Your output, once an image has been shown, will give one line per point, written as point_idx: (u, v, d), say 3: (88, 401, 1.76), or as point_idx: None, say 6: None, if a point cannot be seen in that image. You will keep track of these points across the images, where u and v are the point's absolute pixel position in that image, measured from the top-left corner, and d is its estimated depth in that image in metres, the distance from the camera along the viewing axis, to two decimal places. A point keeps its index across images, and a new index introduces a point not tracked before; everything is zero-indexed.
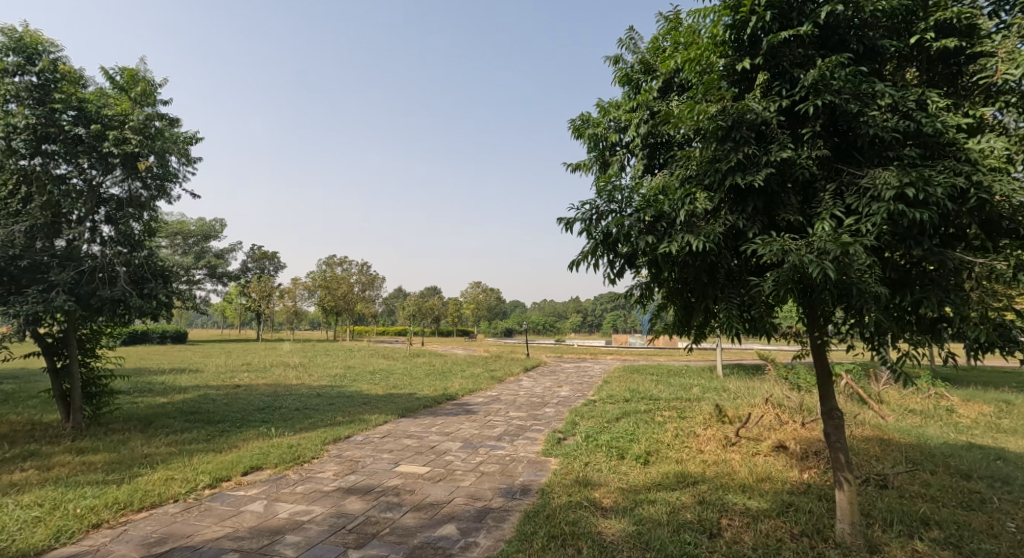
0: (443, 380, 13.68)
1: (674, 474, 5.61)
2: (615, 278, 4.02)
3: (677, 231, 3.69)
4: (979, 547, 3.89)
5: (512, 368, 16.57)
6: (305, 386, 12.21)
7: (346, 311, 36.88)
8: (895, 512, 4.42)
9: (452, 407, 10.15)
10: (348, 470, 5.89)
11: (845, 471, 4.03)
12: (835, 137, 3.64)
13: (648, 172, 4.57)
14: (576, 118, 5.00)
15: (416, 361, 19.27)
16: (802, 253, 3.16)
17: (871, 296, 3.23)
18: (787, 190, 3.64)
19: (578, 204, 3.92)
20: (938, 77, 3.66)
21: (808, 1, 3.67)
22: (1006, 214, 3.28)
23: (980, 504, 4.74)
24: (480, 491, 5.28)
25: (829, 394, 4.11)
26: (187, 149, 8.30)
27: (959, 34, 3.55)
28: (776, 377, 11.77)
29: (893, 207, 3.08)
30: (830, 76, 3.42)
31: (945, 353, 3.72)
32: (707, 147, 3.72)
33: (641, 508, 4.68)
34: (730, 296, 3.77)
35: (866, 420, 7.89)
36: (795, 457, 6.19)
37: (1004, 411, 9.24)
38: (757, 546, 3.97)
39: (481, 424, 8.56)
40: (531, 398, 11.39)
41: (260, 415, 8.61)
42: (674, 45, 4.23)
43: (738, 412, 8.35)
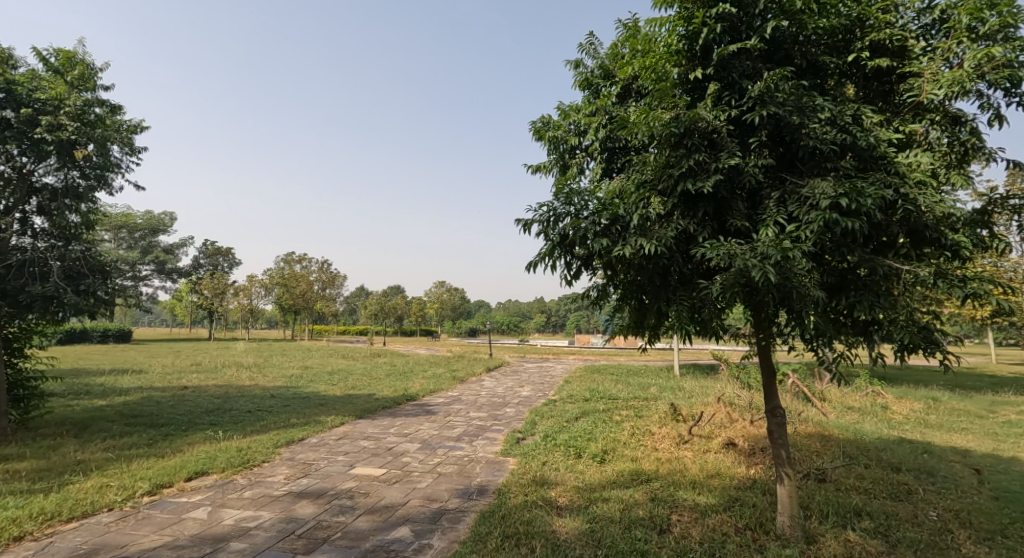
0: (404, 380, 13.51)
1: (629, 471, 5.74)
2: (572, 279, 4.08)
3: (631, 234, 3.77)
4: (904, 536, 4.16)
5: (474, 369, 16.52)
6: (258, 387, 11.81)
7: (304, 309, 35.88)
8: (831, 504, 4.67)
9: (412, 408, 10.05)
10: (300, 474, 5.73)
11: (786, 467, 4.22)
12: (779, 147, 3.81)
13: (607, 175, 4.67)
14: (537, 120, 5.07)
15: (377, 361, 18.96)
16: (747, 257, 3.29)
17: (810, 299, 3.40)
18: (735, 197, 3.79)
19: (536, 205, 3.96)
20: (873, 94, 3.90)
21: (756, 16, 3.85)
22: (930, 224, 3.50)
23: (907, 494, 5.07)
24: (436, 493, 5.24)
25: (772, 393, 4.30)
26: (131, 138, 7.88)
27: (892, 54, 3.79)
28: (728, 377, 12.20)
29: (828, 216, 3.25)
30: (774, 88, 3.58)
31: (877, 354, 3.97)
32: (660, 153, 3.82)
33: (595, 506, 4.77)
34: (681, 299, 3.88)
35: (809, 418, 8.29)
36: (743, 453, 6.44)
37: (933, 408, 9.89)
38: (703, 540, 4.11)
39: (441, 424, 8.50)
40: (492, 398, 11.38)
41: (208, 417, 8.28)
42: (632, 52, 4.31)
43: (692, 411, 8.62)
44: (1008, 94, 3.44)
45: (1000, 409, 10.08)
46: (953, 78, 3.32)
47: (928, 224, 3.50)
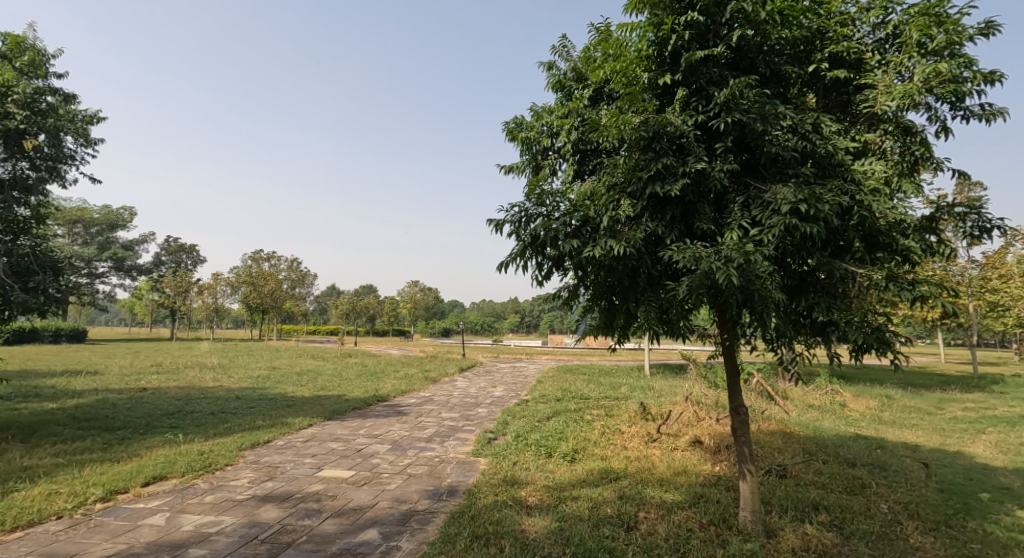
0: (374, 381, 13.34)
1: (598, 470, 5.81)
2: (543, 280, 4.11)
3: (601, 236, 3.82)
4: (857, 528, 4.33)
5: (446, 369, 16.42)
6: (223, 389, 11.47)
7: (273, 309, 35.04)
8: (790, 499, 4.83)
9: (383, 408, 9.94)
10: (265, 477, 5.60)
11: (748, 464, 4.34)
12: (744, 153, 3.92)
13: (578, 177, 4.71)
14: (510, 121, 5.09)
15: (347, 361, 18.68)
16: (711, 260, 3.39)
17: (772, 301, 3.51)
18: (702, 201, 3.88)
19: (508, 205, 3.98)
20: (832, 103, 4.06)
21: (722, 24, 3.95)
22: (883, 229, 3.66)
23: (861, 488, 5.29)
24: (405, 494, 5.19)
25: (736, 391, 4.42)
26: (86, 130, 7.57)
27: (849, 66, 3.94)
28: (696, 376, 12.46)
29: (789, 220, 3.36)
30: (739, 96, 3.68)
31: (834, 354, 4.13)
32: (630, 156, 3.89)
33: (564, 504, 4.81)
34: (650, 300, 3.95)
35: (772, 416, 8.54)
36: (709, 451, 6.59)
37: (887, 406, 10.32)
38: (669, 536, 4.19)
39: (412, 425, 8.43)
40: (465, 398, 11.34)
41: (168, 420, 7.99)
42: (603, 56, 4.36)
43: (661, 409, 8.79)
44: (954, 107, 3.63)
45: (949, 407, 10.59)
46: (904, 91, 3.48)
47: (881, 230, 3.66)
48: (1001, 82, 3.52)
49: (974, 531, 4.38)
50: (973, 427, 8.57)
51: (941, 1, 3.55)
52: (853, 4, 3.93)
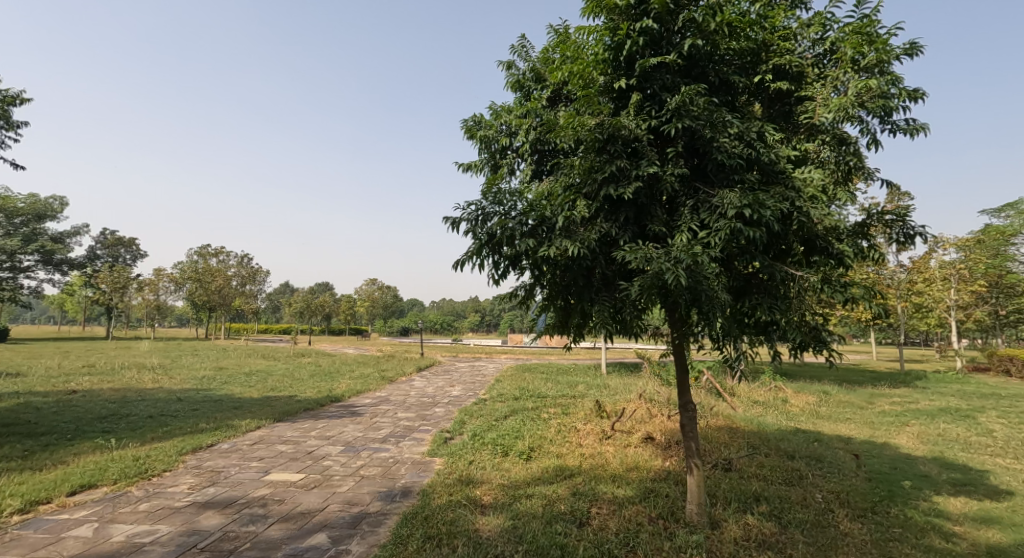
0: (328, 381, 12.99)
1: (553, 467, 5.88)
2: (499, 279, 4.12)
3: (557, 236, 3.86)
4: (794, 517, 4.57)
5: (403, 368, 16.18)
6: (163, 390, 10.88)
7: (220, 306, 33.50)
8: (734, 491, 5.03)
9: (336, 409, 9.70)
10: (206, 482, 5.35)
11: (695, 458, 4.50)
12: (694, 158, 4.05)
13: (536, 177, 4.75)
14: (469, 119, 5.07)
15: (299, 361, 18.12)
16: (662, 261, 3.48)
17: (718, 302, 3.64)
18: (654, 204, 3.99)
19: (464, 203, 3.97)
20: (776, 114, 4.26)
21: (675, 32, 4.07)
22: (820, 234, 3.87)
23: (799, 479, 5.58)
24: (358, 496, 5.09)
25: (685, 389, 4.57)
26: (7, 111, 7.00)
27: (791, 79, 4.15)
28: (650, 374, 12.80)
29: (733, 224, 3.50)
30: (690, 103, 3.80)
31: (775, 352, 4.34)
32: (585, 157, 3.95)
33: (519, 502, 4.84)
34: (604, 301, 4.02)
35: (720, 412, 8.89)
36: (660, 447, 6.79)
37: (824, 401, 10.91)
38: (620, 531, 4.29)
39: (366, 426, 8.27)
40: (422, 398, 11.21)
41: (100, 425, 7.51)
42: (561, 58, 4.41)
43: (615, 407, 8.97)
44: (883, 121, 3.87)
45: (878, 401, 11.35)
46: (839, 104, 3.69)
47: (818, 235, 3.88)
48: (923, 99, 3.78)
49: (896, 516, 4.70)
50: (899, 419, 9.21)
51: (871, 21, 3.79)
52: (794, 20, 4.13)
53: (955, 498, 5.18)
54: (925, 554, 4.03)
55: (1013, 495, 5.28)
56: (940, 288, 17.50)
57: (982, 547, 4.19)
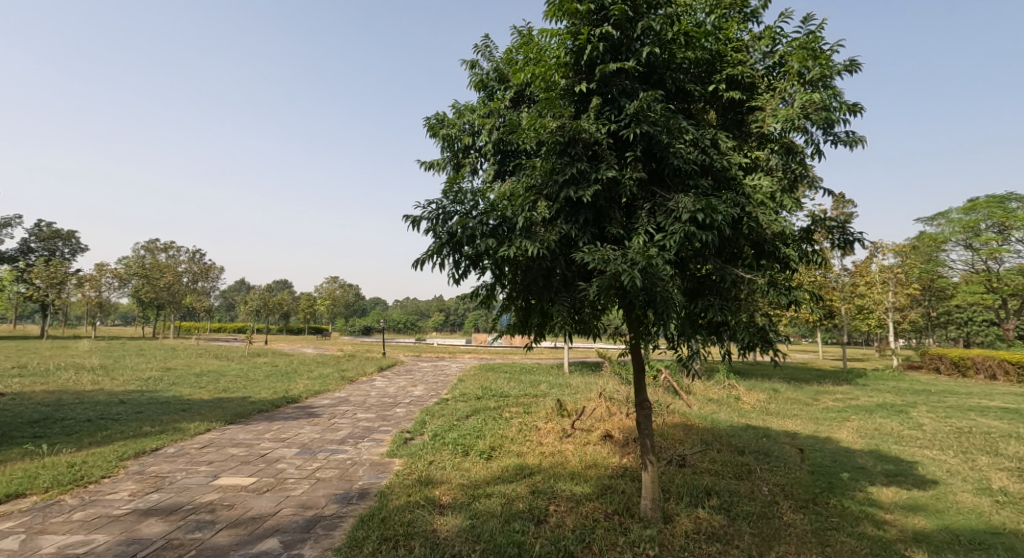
0: (284, 382, 12.63)
1: (513, 466, 5.92)
2: (459, 278, 4.11)
3: (517, 236, 3.89)
4: (742, 510, 4.76)
5: (364, 368, 15.89)
6: (104, 392, 10.29)
7: (168, 304, 31.95)
8: (686, 486, 5.19)
9: (293, 410, 9.45)
10: (149, 489, 5.11)
11: (650, 455, 4.62)
12: (652, 163, 4.16)
13: (499, 177, 4.78)
14: (432, 117, 5.04)
15: (254, 361, 17.53)
16: (619, 263, 3.55)
17: (672, 302, 3.75)
18: (612, 207, 4.08)
19: (425, 201, 3.95)
20: (729, 122, 4.42)
21: (634, 39, 4.17)
22: (769, 238, 4.04)
23: (748, 473, 5.82)
24: (312, 499, 4.98)
25: (642, 387, 4.69)
26: None
27: (742, 89, 4.31)
28: (610, 373, 13.03)
29: (687, 228, 3.62)
30: (647, 109, 3.89)
31: (725, 352, 4.51)
32: (546, 159, 4.00)
33: (477, 502, 4.84)
34: (564, 301, 4.08)
35: (676, 409, 9.14)
36: (618, 444, 6.93)
37: (774, 398, 11.39)
38: (576, 527, 4.36)
39: (324, 427, 8.09)
40: (382, 398, 11.03)
41: (32, 429, 7.06)
42: (524, 59, 4.45)
43: (576, 406, 9.10)
44: (826, 133, 4.09)
45: (822, 398, 11.94)
46: (786, 115, 3.87)
47: (767, 239, 4.06)
48: (862, 113, 4.01)
49: (835, 506, 4.97)
50: (840, 415, 9.72)
51: (816, 38, 4.00)
52: (747, 33, 4.30)
53: (888, 488, 5.51)
54: (859, 541, 4.28)
55: (938, 484, 5.66)
56: (879, 291, 18.57)
57: (909, 532, 4.48)
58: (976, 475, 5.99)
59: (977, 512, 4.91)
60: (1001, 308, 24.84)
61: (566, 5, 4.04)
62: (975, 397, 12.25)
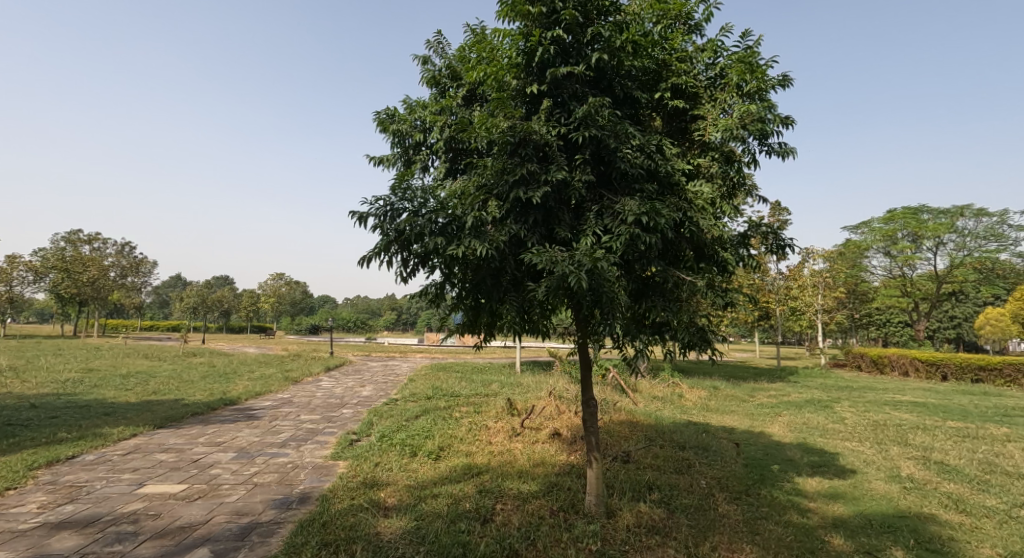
0: (222, 383, 12.04)
1: (461, 466, 5.89)
2: (407, 277, 4.05)
3: (466, 235, 3.86)
4: (680, 502, 4.95)
5: (309, 368, 15.35)
6: (14, 396, 9.43)
7: (92, 299, 29.64)
8: (629, 481, 5.35)
9: (231, 413, 9.01)
10: (63, 500, 4.74)
11: (595, 452, 4.71)
12: (600, 166, 4.24)
13: (450, 175, 4.74)
14: (382, 112, 4.95)
15: (189, 361, 16.56)
16: (566, 264, 3.61)
17: (617, 303, 3.84)
18: (561, 208, 4.14)
19: (372, 197, 3.87)
20: (674, 130, 4.59)
21: (584, 44, 4.26)
22: (708, 243, 4.21)
23: (688, 467, 6.06)
24: (248, 505, 4.76)
25: (588, 386, 4.78)
26: None
27: (686, 98, 4.47)
28: (560, 372, 13.19)
29: (632, 232, 3.71)
30: (596, 113, 3.97)
31: (668, 351, 4.65)
32: (497, 159, 4.00)
33: (424, 503, 4.79)
34: (513, 301, 4.10)
35: (622, 407, 9.39)
36: (566, 442, 7.03)
37: (714, 395, 11.91)
38: (521, 525, 4.40)
39: (264, 430, 7.76)
40: (329, 399, 10.69)
41: None
42: (477, 58, 4.44)
43: (526, 404, 9.17)
44: (761, 143, 4.31)
45: (758, 394, 12.59)
46: (725, 125, 4.05)
47: (707, 243, 4.22)
48: (793, 126, 4.25)
49: (765, 497, 5.26)
50: (774, 410, 10.27)
51: (754, 53, 4.23)
52: (691, 44, 4.46)
53: (812, 478, 5.88)
54: (785, 528, 4.54)
55: (855, 473, 6.10)
56: (810, 293, 19.78)
57: (829, 519, 4.80)
58: (888, 463, 6.50)
59: (887, 497, 5.33)
60: (914, 310, 27.07)
61: (518, 6, 4.08)
62: (891, 393, 13.29)
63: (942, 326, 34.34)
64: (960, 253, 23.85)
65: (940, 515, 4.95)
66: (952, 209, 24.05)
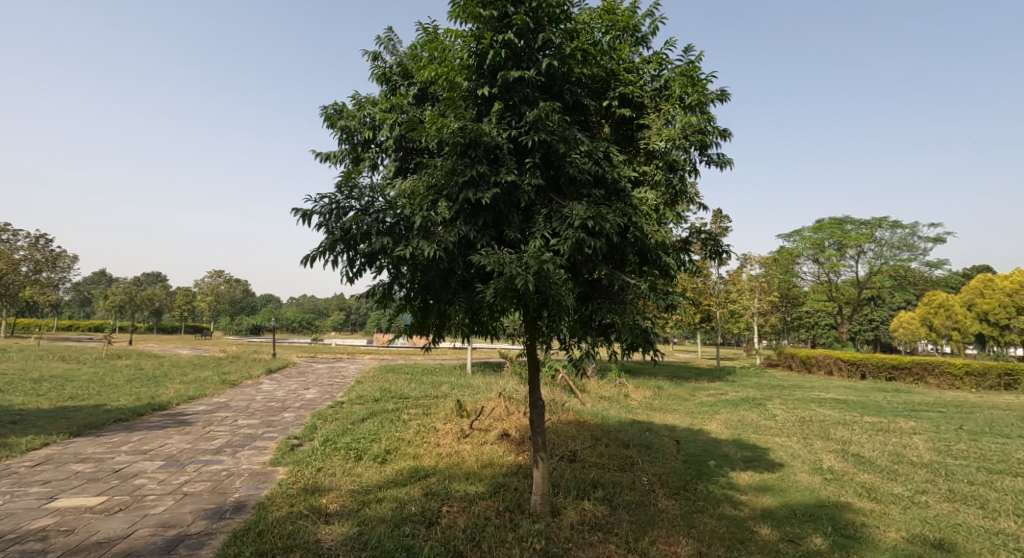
0: (151, 387, 11.32)
1: (408, 469, 5.81)
2: (353, 277, 3.96)
3: (414, 236, 3.81)
4: (622, 499, 5.10)
5: (249, 371, 14.68)
6: None
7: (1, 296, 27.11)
8: (575, 480, 5.46)
9: (160, 418, 8.47)
10: None
11: (541, 452, 4.77)
12: (550, 170, 4.29)
13: (400, 174, 4.68)
14: (329, 107, 4.83)
15: (114, 364, 15.47)
16: (514, 266, 3.63)
17: (564, 305, 3.89)
18: (511, 210, 4.17)
19: (316, 195, 3.77)
20: (621, 138, 4.74)
21: (536, 50, 4.31)
22: (651, 248, 4.36)
23: (631, 464, 6.25)
24: (176, 517, 4.50)
25: (536, 387, 4.83)
26: None
27: (633, 108, 4.62)
28: (510, 374, 13.25)
29: (579, 235, 3.78)
30: (546, 118, 4.03)
31: (613, 353, 4.77)
32: (448, 160, 3.99)
33: (367, 508, 4.69)
34: (461, 302, 4.08)
35: (570, 407, 9.55)
36: (514, 443, 7.07)
37: (658, 395, 12.32)
38: (467, 527, 4.39)
39: (196, 436, 7.35)
40: (269, 403, 10.27)
41: None
42: (430, 57, 4.41)
43: (475, 405, 9.15)
44: (701, 154, 4.51)
45: (699, 393, 13.14)
46: (668, 134, 4.22)
47: (650, 248, 4.37)
48: (730, 139, 4.47)
49: (701, 491, 5.50)
50: (712, 409, 10.74)
51: (695, 67, 4.43)
52: (638, 55, 4.60)
53: (745, 473, 6.20)
54: (718, 521, 4.77)
55: (783, 467, 6.48)
56: (747, 297, 20.82)
57: (758, 510, 5.08)
58: (812, 457, 6.95)
59: (810, 488, 5.69)
60: (839, 313, 29.06)
61: (470, 8, 4.08)
62: (817, 391, 14.22)
63: (862, 329, 37.04)
64: (877, 261, 25.83)
65: (855, 503, 5.34)
66: (872, 221, 25.97)
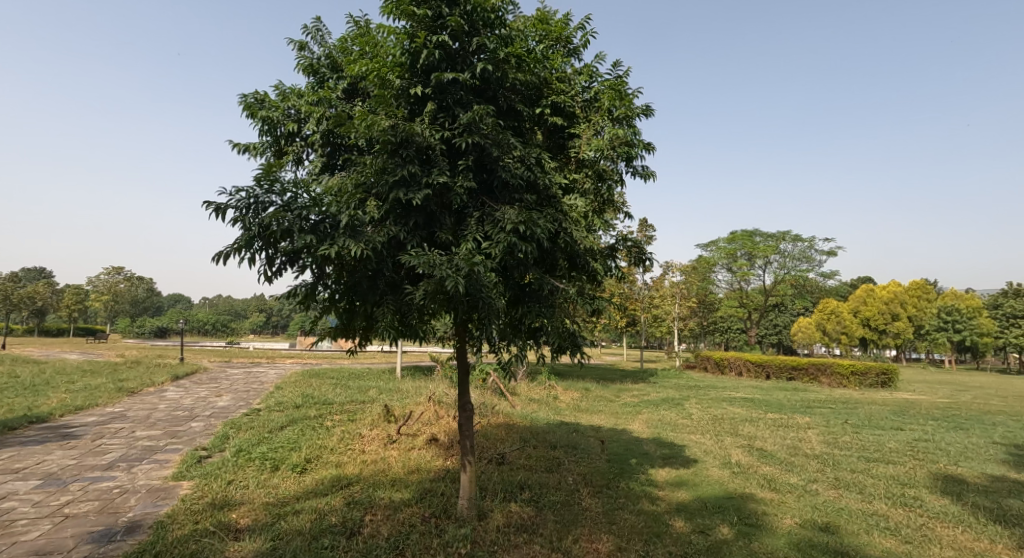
0: (31, 396, 10.11)
1: (330, 478, 5.58)
2: (272, 276, 3.75)
3: (340, 235, 3.67)
4: (548, 499, 5.19)
5: (152, 377, 13.50)
6: None
7: None
8: (502, 482, 5.49)
9: (39, 432, 7.57)
10: None
11: (469, 455, 4.74)
12: (483, 173, 4.30)
13: (327, 171, 4.50)
14: (250, 95, 4.57)
15: None
16: (444, 267, 3.59)
17: (495, 308, 3.90)
18: (442, 212, 4.14)
19: (233, 188, 3.54)
20: (553, 145, 4.85)
21: (470, 53, 4.32)
22: (580, 253, 4.47)
23: (557, 465, 6.38)
24: (55, 542, 4.04)
25: (466, 390, 4.81)
26: None
27: (565, 117, 4.74)
28: (440, 377, 13.11)
29: (510, 238, 3.81)
30: (479, 121, 4.04)
31: (542, 356, 4.84)
32: (377, 158, 3.90)
33: (283, 521, 4.44)
34: (389, 304, 3.98)
35: (499, 409, 9.59)
36: (442, 447, 7.00)
37: (585, 397, 12.66)
38: (391, 535, 4.28)
39: (85, 450, 6.64)
40: (174, 412, 9.48)
41: None
42: (360, 51, 4.29)
43: (403, 410, 8.96)
44: (627, 165, 4.70)
45: (623, 394, 13.66)
46: (597, 144, 4.37)
47: (579, 253, 4.49)
48: (654, 152, 4.70)
49: (622, 488, 5.72)
50: (635, 409, 11.19)
51: (623, 82, 4.62)
52: (570, 66, 4.74)
53: (662, 469, 6.51)
54: (638, 516, 4.97)
55: (697, 462, 6.87)
56: (668, 303, 21.93)
57: (674, 505, 5.35)
58: (722, 452, 7.43)
59: (719, 482, 6.08)
60: (749, 319, 31.35)
61: (403, 5, 4.03)
62: (728, 391, 15.22)
63: (768, 333, 40.16)
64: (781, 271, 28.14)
65: (757, 493, 5.78)
66: (777, 234, 28.25)
